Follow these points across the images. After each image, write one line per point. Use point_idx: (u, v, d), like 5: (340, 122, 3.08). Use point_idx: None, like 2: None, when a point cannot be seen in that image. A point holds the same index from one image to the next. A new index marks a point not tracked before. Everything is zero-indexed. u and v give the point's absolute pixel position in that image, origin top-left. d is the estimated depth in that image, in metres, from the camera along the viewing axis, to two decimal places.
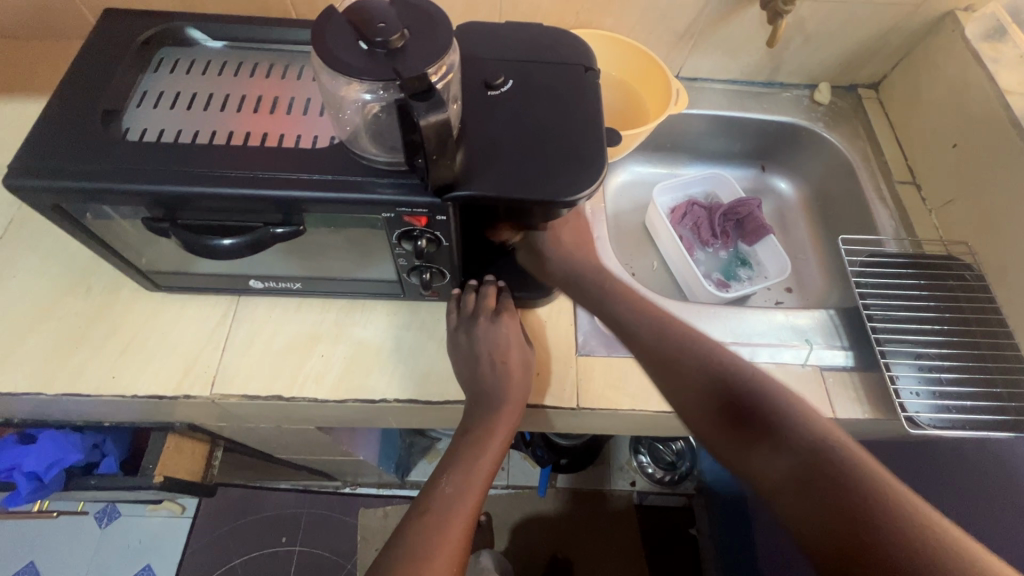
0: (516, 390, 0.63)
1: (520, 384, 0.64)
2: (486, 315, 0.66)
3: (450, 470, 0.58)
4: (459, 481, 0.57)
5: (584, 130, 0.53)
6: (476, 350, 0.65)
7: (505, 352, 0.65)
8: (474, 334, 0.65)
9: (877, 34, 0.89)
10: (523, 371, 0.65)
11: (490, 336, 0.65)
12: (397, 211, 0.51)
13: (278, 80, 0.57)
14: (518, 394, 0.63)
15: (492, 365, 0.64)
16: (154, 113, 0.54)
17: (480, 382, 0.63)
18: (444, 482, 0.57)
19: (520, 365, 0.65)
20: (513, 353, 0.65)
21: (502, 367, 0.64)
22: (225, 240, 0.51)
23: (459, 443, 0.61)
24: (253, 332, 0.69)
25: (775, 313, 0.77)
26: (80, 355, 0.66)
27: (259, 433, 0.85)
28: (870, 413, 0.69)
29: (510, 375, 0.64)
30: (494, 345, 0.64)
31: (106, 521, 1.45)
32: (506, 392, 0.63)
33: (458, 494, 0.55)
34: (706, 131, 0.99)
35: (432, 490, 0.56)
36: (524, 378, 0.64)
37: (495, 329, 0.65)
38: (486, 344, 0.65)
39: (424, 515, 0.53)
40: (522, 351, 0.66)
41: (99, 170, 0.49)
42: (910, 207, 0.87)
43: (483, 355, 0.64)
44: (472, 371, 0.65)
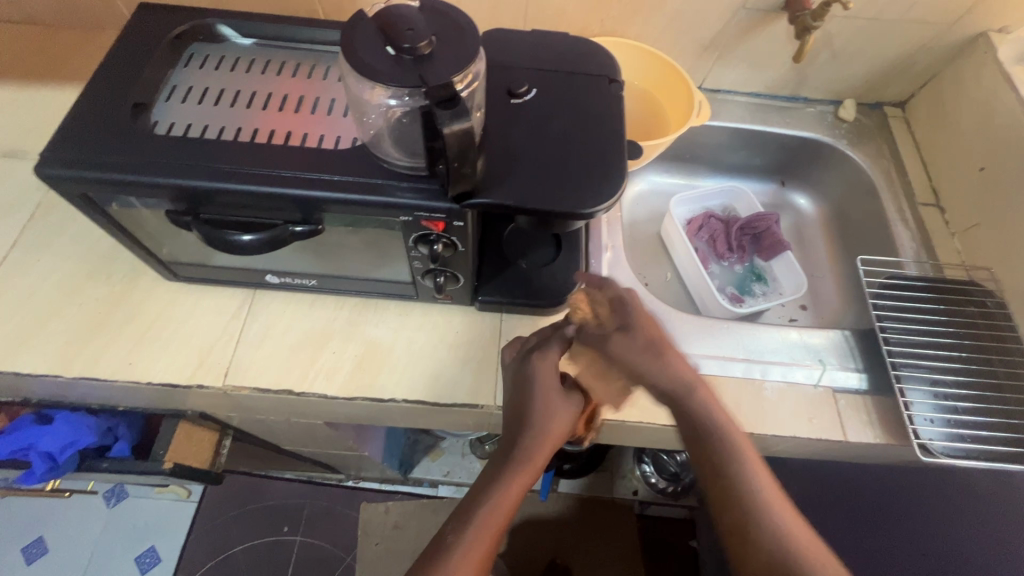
0: (534, 440, 0.57)
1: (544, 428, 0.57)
2: (513, 353, 0.65)
3: (460, 515, 0.53)
4: (463, 533, 0.51)
5: (606, 143, 0.53)
6: (505, 388, 0.63)
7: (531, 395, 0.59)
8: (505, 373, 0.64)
9: (907, 52, 0.87)
10: (549, 414, 0.58)
11: (520, 380, 0.60)
12: (415, 215, 0.51)
13: (304, 80, 0.58)
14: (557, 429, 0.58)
15: (514, 408, 0.59)
16: (182, 107, 0.55)
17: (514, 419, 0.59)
18: (447, 532, 0.52)
19: (551, 411, 0.58)
20: (552, 384, 0.60)
21: (539, 400, 0.58)
22: (245, 237, 0.52)
23: (475, 491, 0.55)
24: (268, 326, 0.70)
25: (789, 331, 0.76)
26: (98, 340, 0.67)
27: (267, 425, 0.86)
28: (881, 438, 0.68)
29: (533, 423, 0.57)
30: (519, 386, 0.61)
31: (114, 501, 1.48)
32: (529, 441, 0.56)
33: (459, 549, 0.50)
34: (727, 144, 0.98)
35: (436, 542, 0.52)
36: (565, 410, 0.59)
37: (522, 372, 0.61)
38: (514, 387, 0.61)
39: (418, 571, 0.50)
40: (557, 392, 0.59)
41: (127, 162, 0.50)
42: (933, 230, 0.86)
43: (507, 396, 0.62)
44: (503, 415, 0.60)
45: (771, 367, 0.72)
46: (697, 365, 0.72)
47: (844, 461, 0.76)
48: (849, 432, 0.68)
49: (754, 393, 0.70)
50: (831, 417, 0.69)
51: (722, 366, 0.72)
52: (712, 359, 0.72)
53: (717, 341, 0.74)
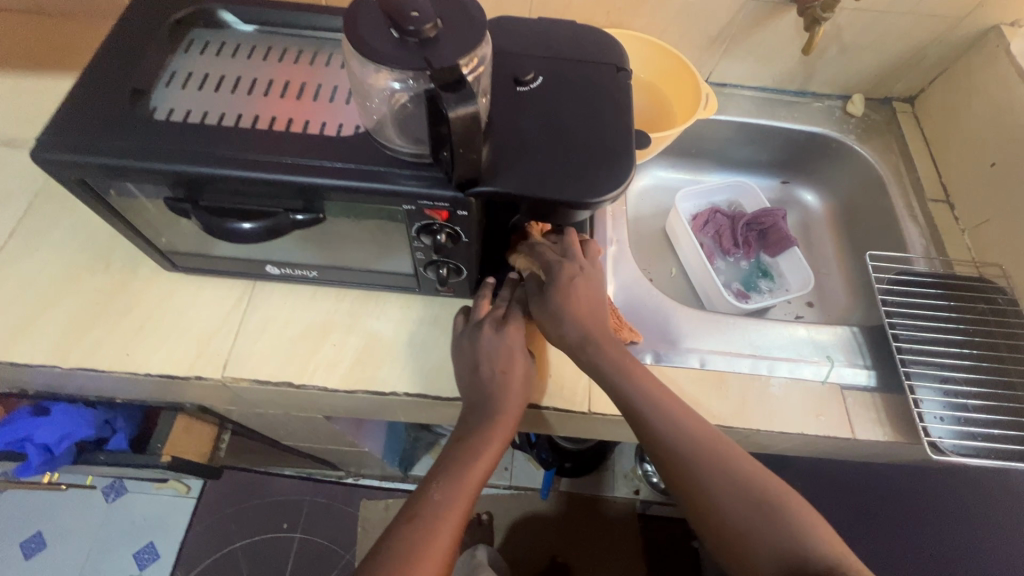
0: (506, 416, 0.60)
1: (522, 394, 0.62)
2: (492, 323, 0.64)
3: (440, 476, 0.56)
4: (448, 489, 0.55)
5: (614, 132, 0.52)
6: (478, 358, 0.63)
7: (509, 362, 0.62)
8: (477, 341, 0.63)
9: (916, 46, 0.86)
10: (525, 380, 0.63)
11: (499, 349, 0.63)
12: (418, 204, 0.50)
13: (306, 67, 0.57)
14: (519, 401, 0.61)
15: (493, 374, 0.62)
16: (182, 93, 0.54)
17: (481, 389, 0.61)
18: (434, 488, 0.55)
19: (523, 373, 0.62)
20: (517, 364, 0.62)
21: (503, 376, 0.62)
22: (245, 224, 0.51)
23: (452, 450, 0.58)
24: (266, 318, 0.69)
25: (796, 327, 0.74)
26: (96, 331, 0.66)
27: (267, 419, 0.85)
28: (891, 436, 0.67)
29: (506, 386, 0.61)
30: (499, 356, 0.62)
31: (114, 497, 1.47)
32: (504, 403, 0.60)
33: (446, 504, 0.54)
34: (733, 138, 0.97)
35: (420, 497, 0.55)
36: (524, 387, 0.62)
37: (502, 341, 0.63)
38: (486, 357, 0.62)
39: (408, 524, 0.52)
40: (526, 362, 0.63)
41: (125, 146, 0.49)
42: (943, 227, 0.84)
43: (484, 364, 0.62)
44: (474, 383, 0.62)
45: (778, 363, 0.70)
46: (703, 361, 0.70)
47: (852, 460, 0.75)
48: (859, 431, 0.67)
49: (761, 389, 0.68)
50: (840, 413, 0.68)
51: (729, 361, 0.70)
52: (719, 354, 0.71)
53: (723, 336, 0.73)
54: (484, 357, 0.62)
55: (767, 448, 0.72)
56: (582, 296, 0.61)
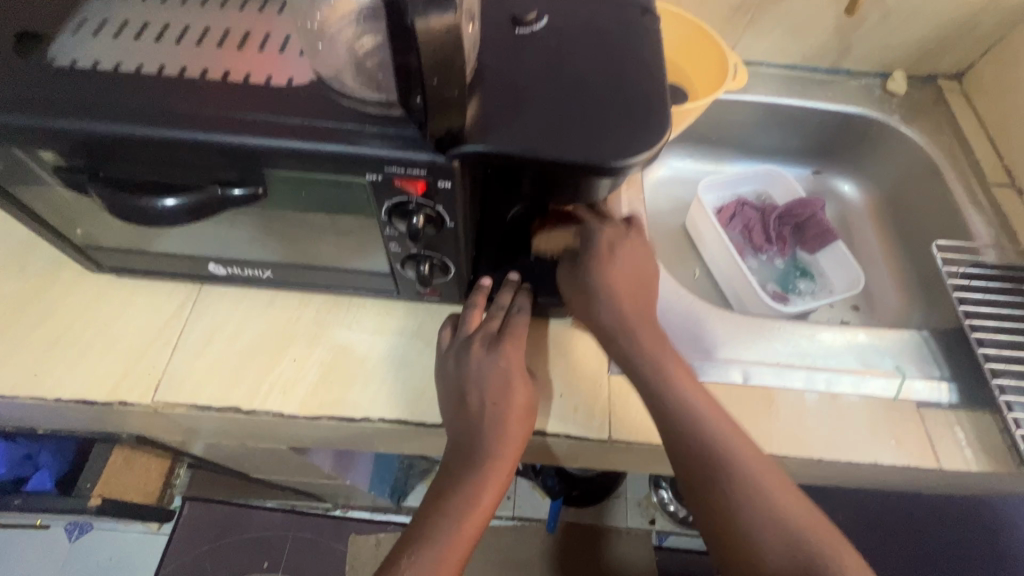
0: (496, 467, 0.47)
1: (518, 434, 0.48)
2: (483, 340, 0.52)
3: (412, 547, 0.45)
4: (422, 565, 0.44)
5: (640, 79, 0.41)
6: (465, 383, 0.50)
7: (502, 390, 0.49)
8: (464, 363, 0.51)
9: (968, 11, 0.75)
10: (522, 415, 0.49)
11: (490, 373, 0.50)
12: (385, 172, 0.38)
13: (253, 13, 0.45)
14: (517, 443, 0.48)
15: (483, 407, 0.49)
16: (93, 41, 0.42)
17: (470, 422, 0.48)
18: (405, 562, 0.45)
19: (522, 403, 0.50)
20: (517, 389, 0.50)
21: (494, 410, 0.49)
22: (166, 201, 0.39)
23: (431, 509, 0.47)
24: (214, 329, 0.56)
25: (855, 332, 0.62)
26: (1, 346, 0.54)
27: (226, 450, 0.71)
28: (986, 466, 0.54)
29: (498, 424, 0.48)
30: (495, 381, 0.50)
31: (77, 535, 1.32)
32: (495, 446, 0.47)
33: None
34: (759, 123, 0.86)
35: (390, 572, 0.45)
36: (524, 423, 0.49)
37: (494, 364, 0.51)
38: (480, 382, 0.50)
39: None
40: (527, 389, 0.51)
41: (5, 100, 0.38)
42: (1013, 214, 0.72)
43: (473, 391, 0.49)
44: (459, 412, 0.49)
45: (838, 377, 0.58)
46: (747, 375, 0.57)
47: (927, 493, 0.62)
48: (943, 458, 0.54)
49: (820, 408, 0.56)
50: (919, 438, 0.55)
51: (778, 374, 0.58)
52: (764, 365, 0.58)
53: (768, 344, 0.60)
54: (473, 382, 0.50)
55: (824, 479, 0.59)
56: (626, 267, 0.53)
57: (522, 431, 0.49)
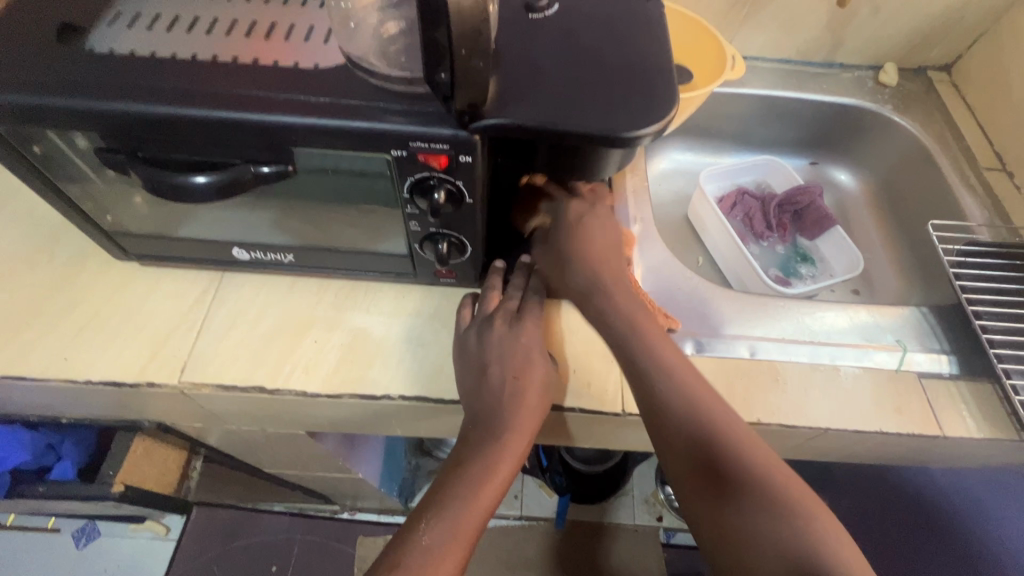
0: (516, 435, 0.48)
1: (536, 407, 0.50)
2: (504, 318, 0.54)
3: (430, 513, 0.45)
4: (440, 531, 0.44)
5: (649, 59, 0.43)
6: (485, 358, 0.52)
7: (523, 365, 0.51)
8: (485, 338, 0.53)
9: (954, 3, 0.79)
10: (541, 389, 0.51)
11: (511, 347, 0.52)
12: (410, 147, 0.41)
13: (279, 6, 0.47)
14: (535, 415, 0.50)
15: (503, 379, 0.51)
16: (127, 32, 0.44)
17: (489, 395, 0.50)
18: (423, 527, 0.45)
19: (541, 378, 0.51)
20: (535, 364, 0.52)
21: (514, 383, 0.50)
22: (198, 178, 0.41)
23: (450, 475, 0.47)
24: (236, 313, 0.58)
25: (856, 309, 0.64)
26: (30, 332, 0.55)
27: (244, 440, 0.73)
28: (987, 432, 0.56)
29: (518, 395, 0.50)
30: (513, 356, 0.52)
31: (84, 542, 1.32)
32: (512, 416, 0.49)
33: (438, 549, 0.43)
34: (757, 115, 0.88)
35: (405, 538, 0.45)
36: (542, 397, 0.51)
37: (514, 339, 0.53)
38: (498, 356, 0.52)
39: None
40: (544, 365, 0.52)
41: (49, 84, 0.40)
42: (1005, 196, 0.75)
43: (493, 365, 0.51)
44: (477, 386, 0.51)
45: (841, 351, 0.60)
46: (753, 350, 0.59)
47: (931, 464, 0.64)
48: (946, 426, 0.56)
49: (825, 381, 0.58)
50: (922, 407, 0.57)
51: (783, 349, 0.59)
52: (770, 341, 0.60)
53: (773, 321, 0.62)
54: (493, 357, 0.52)
55: (831, 452, 0.61)
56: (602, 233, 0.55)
57: (541, 404, 0.51)
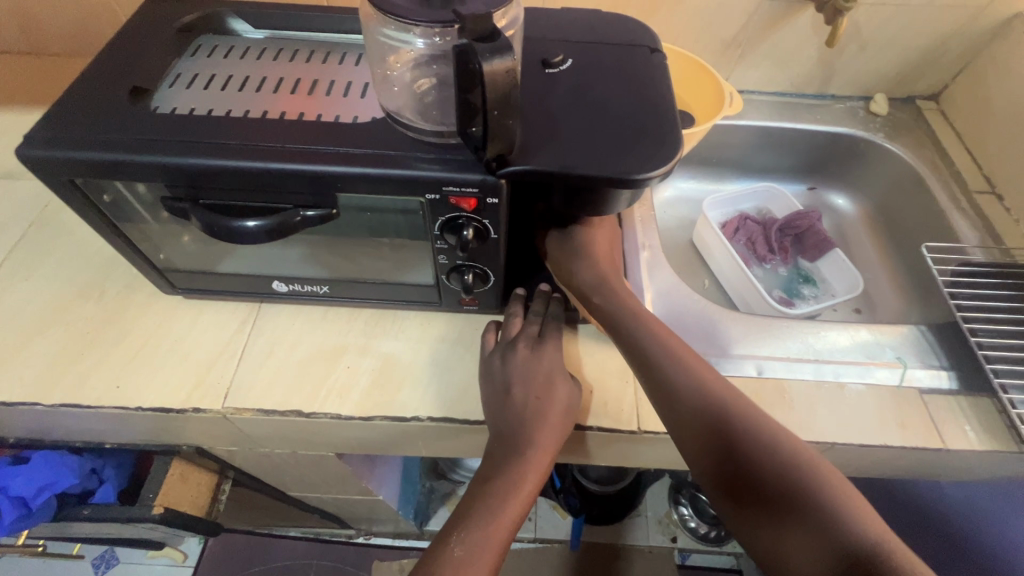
0: (540, 453, 0.52)
1: (558, 426, 0.54)
2: (527, 342, 0.58)
3: (461, 526, 0.48)
4: (471, 543, 0.47)
5: (655, 106, 0.48)
6: (510, 381, 0.55)
7: (545, 387, 0.55)
8: (509, 361, 0.56)
9: (937, 39, 0.84)
10: (563, 412, 0.54)
11: (535, 370, 0.56)
12: (443, 191, 0.45)
13: (318, 65, 0.54)
14: (557, 434, 0.53)
15: (527, 400, 0.54)
16: (187, 92, 0.50)
17: (514, 416, 0.54)
18: (454, 541, 0.47)
19: (563, 401, 0.55)
20: (557, 388, 0.55)
21: (537, 403, 0.54)
22: (249, 222, 0.46)
23: (478, 493, 0.50)
24: (273, 342, 0.62)
25: (857, 328, 0.67)
26: (85, 362, 0.60)
27: (273, 462, 0.76)
28: (988, 444, 0.58)
29: (541, 415, 0.53)
30: (535, 379, 0.55)
31: (104, 569, 1.34)
32: (535, 435, 0.52)
33: (468, 560, 0.46)
34: (755, 144, 0.93)
35: (437, 551, 0.47)
36: (564, 418, 0.54)
37: (538, 360, 0.57)
38: (521, 379, 0.55)
39: None
40: (566, 389, 0.56)
41: (122, 141, 0.45)
42: (994, 218, 0.79)
43: (517, 387, 0.55)
44: (502, 408, 0.55)
45: (845, 368, 0.63)
46: (760, 369, 0.63)
47: (936, 476, 0.66)
48: (948, 439, 0.58)
49: (830, 398, 0.61)
50: (924, 421, 0.60)
51: (789, 367, 0.63)
52: (776, 360, 0.63)
53: (778, 342, 0.66)
54: (517, 380, 0.55)
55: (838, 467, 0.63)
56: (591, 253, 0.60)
57: (563, 426, 0.54)
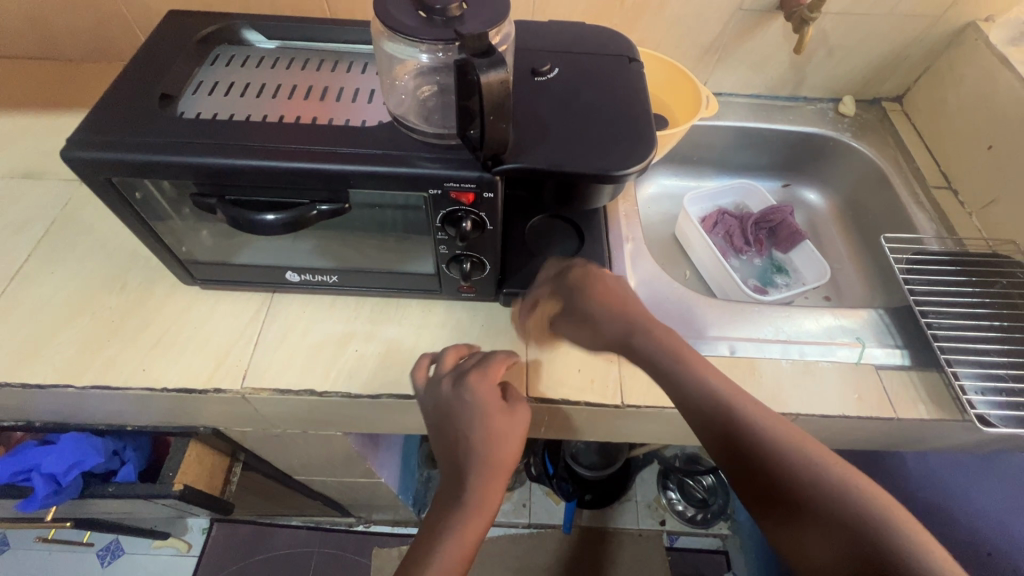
0: (493, 464, 0.54)
1: (492, 455, 0.54)
2: (452, 377, 0.58)
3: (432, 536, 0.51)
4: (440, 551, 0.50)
5: (633, 110, 0.54)
6: (448, 410, 0.56)
7: (483, 412, 0.56)
8: (440, 396, 0.57)
9: (898, 46, 0.90)
10: (496, 440, 0.55)
11: (463, 407, 0.56)
12: (444, 186, 0.51)
13: (328, 74, 0.59)
14: (509, 445, 0.55)
15: (468, 425, 0.55)
16: (209, 98, 0.55)
17: (465, 433, 0.55)
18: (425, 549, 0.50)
19: (505, 419, 0.56)
20: (496, 409, 0.56)
21: (483, 424, 0.55)
22: (268, 216, 0.51)
23: (448, 500, 0.53)
24: (286, 329, 0.67)
25: (823, 313, 0.73)
26: (111, 348, 0.64)
27: (283, 443, 0.81)
28: (936, 414, 0.65)
29: (489, 434, 0.55)
30: (471, 404, 0.56)
31: (109, 560, 1.38)
32: (489, 448, 0.54)
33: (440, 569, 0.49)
34: (733, 144, 0.99)
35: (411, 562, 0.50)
36: (511, 433, 0.56)
37: (460, 399, 0.56)
38: (454, 411, 0.56)
39: None
40: (504, 409, 0.57)
41: (155, 142, 0.50)
42: (950, 211, 0.85)
43: (456, 414, 0.56)
44: (447, 443, 0.56)
45: (808, 348, 0.69)
46: (733, 349, 0.69)
47: (892, 446, 0.72)
48: (900, 410, 0.65)
49: (796, 375, 0.67)
50: (879, 394, 0.66)
51: (759, 347, 0.69)
52: (747, 341, 0.69)
53: (750, 325, 0.72)
54: (453, 409, 0.56)
55: None
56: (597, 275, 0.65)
57: (516, 441, 0.56)
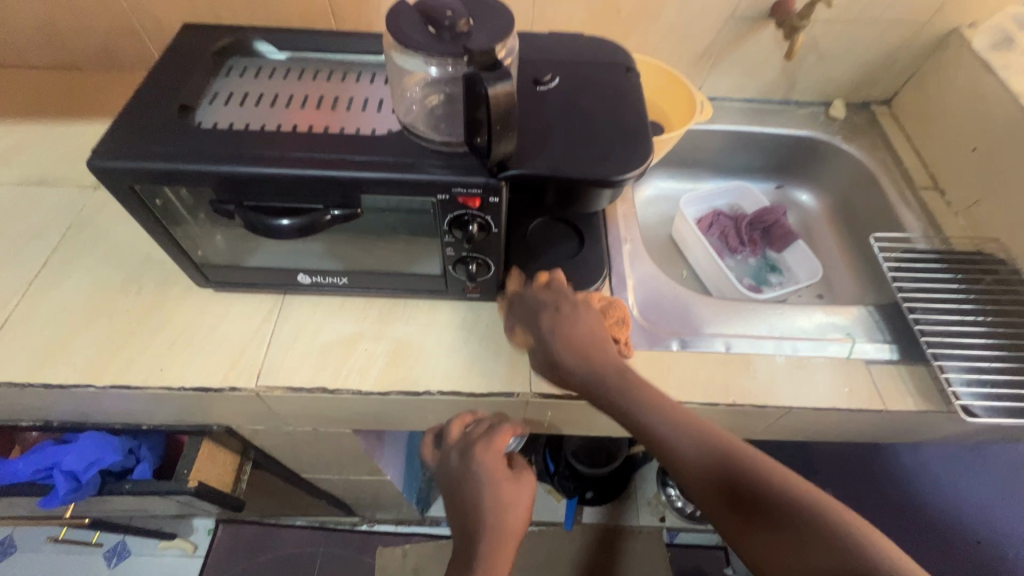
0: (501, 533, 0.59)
1: (502, 525, 0.60)
2: (460, 449, 0.65)
3: None
4: None
5: (631, 117, 0.57)
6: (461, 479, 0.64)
7: (491, 483, 0.62)
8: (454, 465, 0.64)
9: (885, 52, 0.93)
10: (504, 511, 0.61)
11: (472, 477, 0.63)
12: (452, 192, 0.53)
13: (338, 84, 0.61)
14: (516, 514, 0.61)
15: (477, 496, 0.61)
16: (225, 108, 0.57)
17: (476, 501, 0.61)
18: None
19: (510, 487, 0.62)
20: (502, 478, 0.63)
21: (491, 492, 0.61)
22: (284, 221, 0.53)
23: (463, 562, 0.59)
24: (298, 329, 0.70)
25: (814, 310, 0.76)
26: (129, 349, 0.67)
27: (293, 441, 0.83)
28: (922, 405, 0.67)
29: (496, 503, 0.61)
30: (479, 475, 0.63)
31: (117, 561, 1.40)
32: (498, 517, 0.60)
33: None
34: (727, 147, 1.02)
35: None
36: (517, 502, 0.62)
37: (470, 470, 0.63)
38: (465, 482, 0.63)
39: None
40: (509, 479, 0.63)
41: (177, 151, 0.52)
42: (936, 211, 0.88)
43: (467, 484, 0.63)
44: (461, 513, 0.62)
45: (800, 343, 0.72)
46: (728, 345, 0.71)
47: (882, 438, 0.75)
48: (889, 402, 0.67)
49: (789, 369, 0.69)
50: (869, 387, 0.69)
51: (754, 343, 0.72)
52: (742, 337, 0.72)
53: (744, 322, 0.74)
54: (465, 479, 0.63)
55: (797, 429, 0.73)
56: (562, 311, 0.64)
57: (522, 508, 0.62)
